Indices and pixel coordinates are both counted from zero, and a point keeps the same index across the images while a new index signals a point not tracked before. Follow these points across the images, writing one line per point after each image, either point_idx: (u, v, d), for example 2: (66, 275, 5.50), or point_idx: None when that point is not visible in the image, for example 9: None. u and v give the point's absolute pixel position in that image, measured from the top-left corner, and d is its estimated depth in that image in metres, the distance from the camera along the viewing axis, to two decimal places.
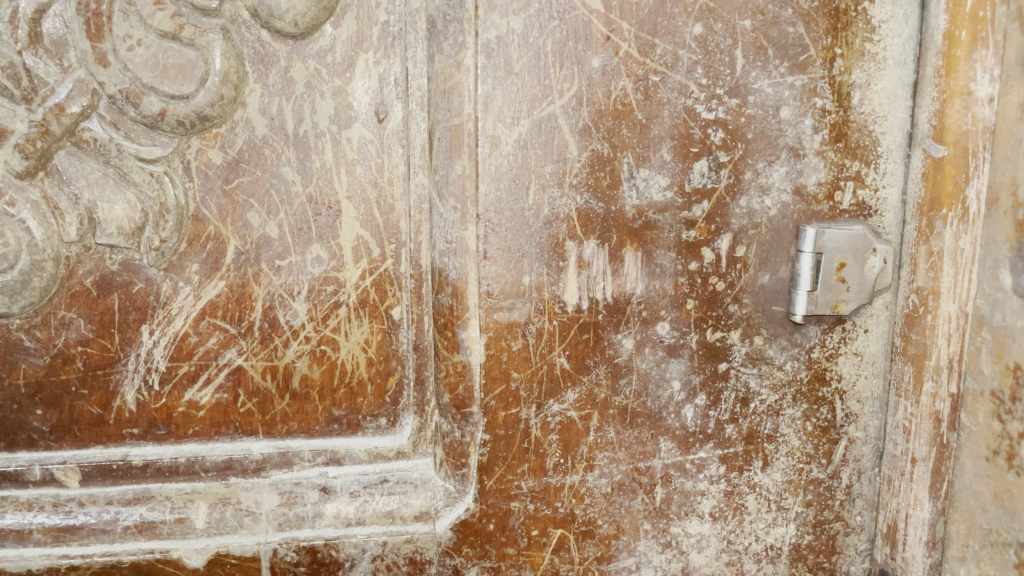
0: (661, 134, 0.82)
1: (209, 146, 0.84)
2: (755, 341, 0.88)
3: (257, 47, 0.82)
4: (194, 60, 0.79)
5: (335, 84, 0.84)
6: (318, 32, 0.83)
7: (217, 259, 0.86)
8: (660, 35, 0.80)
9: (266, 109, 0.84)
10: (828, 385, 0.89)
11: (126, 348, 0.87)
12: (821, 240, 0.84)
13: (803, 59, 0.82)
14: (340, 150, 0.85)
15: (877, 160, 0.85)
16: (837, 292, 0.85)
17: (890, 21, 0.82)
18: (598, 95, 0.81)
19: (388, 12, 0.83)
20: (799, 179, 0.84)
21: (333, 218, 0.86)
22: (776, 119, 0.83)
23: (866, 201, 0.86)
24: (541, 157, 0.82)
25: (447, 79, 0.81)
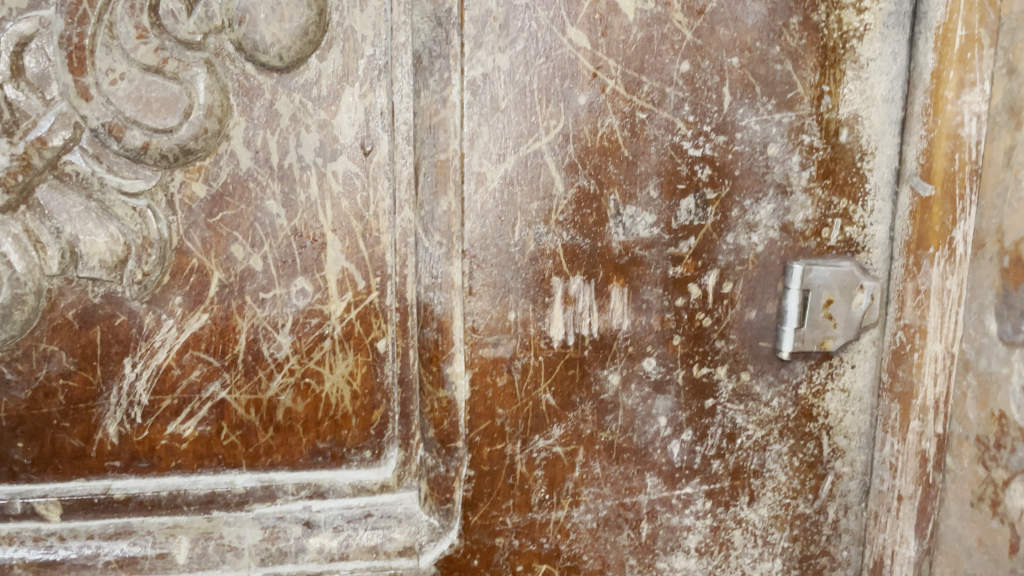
0: (648, 170, 0.82)
1: (193, 178, 0.83)
2: (741, 376, 0.87)
3: (242, 80, 0.82)
4: (178, 93, 0.79)
5: (321, 117, 0.83)
6: (304, 65, 0.82)
7: (200, 292, 0.85)
8: (647, 71, 0.80)
9: (251, 141, 0.83)
10: (815, 420, 0.89)
11: (108, 381, 0.86)
12: (808, 277, 0.83)
13: (790, 97, 0.82)
14: (326, 183, 0.85)
15: (865, 198, 0.85)
16: (824, 328, 0.85)
17: (877, 59, 0.82)
18: (585, 132, 0.81)
19: (374, 46, 0.83)
20: (786, 216, 0.84)
21: (318, 251, 0.86)
22: (763, 156, 0.83)
23: (853, 238, 0.85)
24: (527, 194, 0.81)
25: (433, 114, 0.80)
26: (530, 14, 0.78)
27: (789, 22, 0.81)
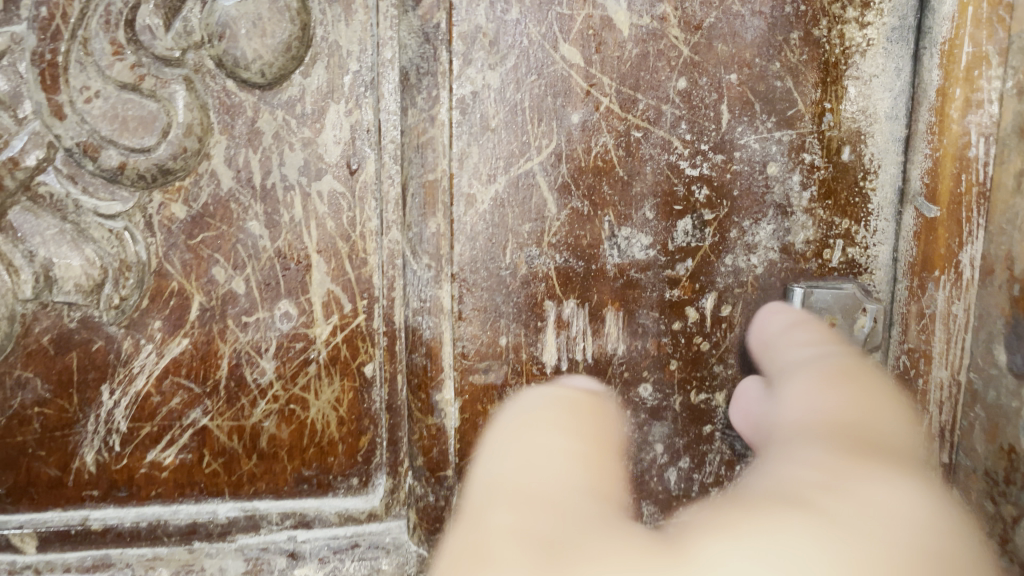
0: (643, 191, 0.79)
1: (172, 199, 0.80)
2: None
3: (222, 97, 0.79)
4: (156, 111, 0.76)
5: (305, 135, 0.81)
6: (287, 81, 0.79)
7: (180, 316, 0.82)
8: (643, 89, 0.77)
9: (232, 160, 0.80)
10: None
11: (85, 408, 0.83)
12: (809, 301, 0.81)
13: (791, 114, 0.79)
14: (310, 204, 0.82)
15: (867, 218, 0.82)
16: None
17: (880, 75, 0.79)
18: (578, 151, 0.78)
19: (360, 62, 0.80)
20: (786, 236, 0.81)
21: (302, 274, 0.83)
22: (763, 175, 0.80)
23: (855, 259, 0.82)
24: (518, 215, 0.79)
25: (421, 133, 0.77)
26: (521, 29, 0.76)
27: (789, 37, 0.78)
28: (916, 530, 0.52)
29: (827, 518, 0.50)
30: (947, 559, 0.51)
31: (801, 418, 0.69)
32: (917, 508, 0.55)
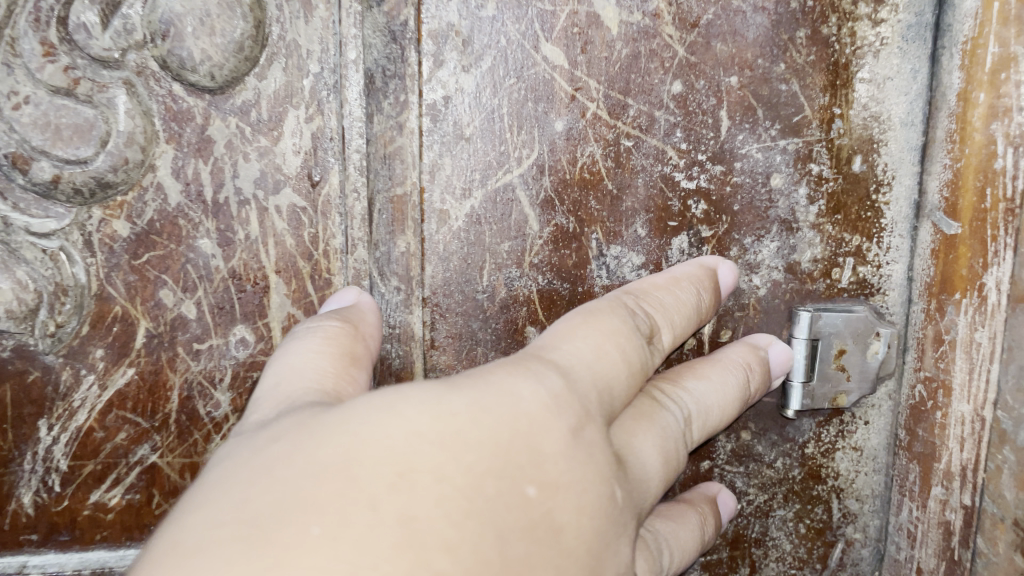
0: (635, 206, 0.72)
1: (113, 215, 0.72)
2: (741, 435, 0.77)
3: (168, 102, 0.71)
4: (92, 118, 0.69)
5: (261, 144, 0.73)
6: (241, 84, 0.72)
7: (125, 343, 0.75)
8: (634, 93, 0.70)
9: (181, 172, 0.72)
10: (824, 482, 0.79)
11: (21, 445, 0.75)
12: (816, 325, 0.74)
13: (797, 120, 0.72)
14: (268, 220, 0.74)
15: (880, 234, 0.75)
16: (836, 381, 0.75)
17: (895, 77, 0.72)
18: (562, 162, 0.70)
19: (322, 62, 0.72)
20: (791, 255, 0.74)
21: (260, 296, 0.75)
22: (766, 188, 0.72)
23: (866, 279, 0.75)
24: (496, 233, 0.71)
25: (388, 142, 0.70)
26: (498, 26, 0.68)
27: (795, 36, 0.71)
28: (488, 403, 0.49)
29: (410, 436, 0.46)
30: (507, 455, 0.48)
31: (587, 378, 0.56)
32: (548, 383, 0.52)
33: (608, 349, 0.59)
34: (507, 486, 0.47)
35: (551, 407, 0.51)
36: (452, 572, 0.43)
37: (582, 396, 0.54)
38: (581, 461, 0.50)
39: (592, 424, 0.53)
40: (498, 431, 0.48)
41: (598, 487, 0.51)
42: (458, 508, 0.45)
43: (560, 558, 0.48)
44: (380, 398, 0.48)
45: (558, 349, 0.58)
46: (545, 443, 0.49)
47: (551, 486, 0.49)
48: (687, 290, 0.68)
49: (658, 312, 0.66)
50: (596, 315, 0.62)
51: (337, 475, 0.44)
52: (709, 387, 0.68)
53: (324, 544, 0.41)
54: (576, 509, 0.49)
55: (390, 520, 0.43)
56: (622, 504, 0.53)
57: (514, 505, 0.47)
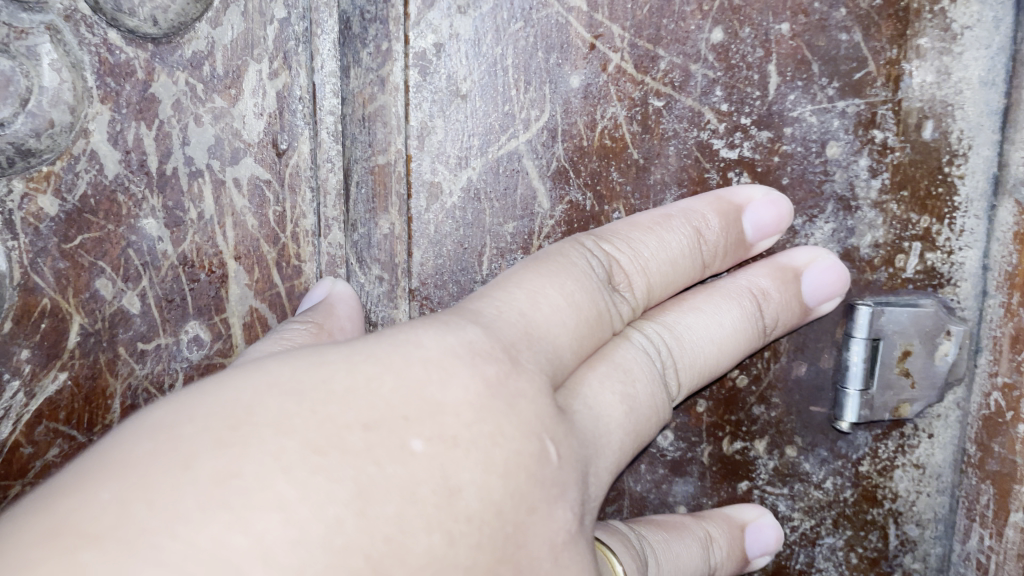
0: (665, 179, 0.60)
1: (38, 189, 0.60)
2: (786, 452, 0.66)
3: (103, 53, 0.59)
4: (9, 71, 0.56)
5: (216, 104, 0.61)
6: (192, 32, 0.60)
7: (55, 343, 0.62)
8: (665, 43, 0.58)
9: (120, 138, 0.60)
10: (879, 505, 0.66)
11: None
12: (879, 322, 0.61)
13: (859, 78, 0.59)
14: (225, 195, 0.62)
15: (953, 214, 0.60)
16: (898, 390, 0.62)
17: (977, 26, 0.57)
18: (578, 126, 0.59)
19: (291, 6, 0.60)
20: (849, 239, 0.62)
21: (216, 287, 0.64)
22: (820, 159, 0.60)
23: (936, 267, 0.61)
24: (499, 211, 0.61)
25: (367, 101, 0.62)
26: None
27: None
28: (371, 358, 0.42)
29: (260, 389, 0.40)
30: (391, 412, 0.40)
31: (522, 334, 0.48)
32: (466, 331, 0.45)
33: (542, 287, 0.51)
34: (386, 438, 0.39)
35: (456, 358, 0.43)
36: (276, 536, 0.35)
37: (512, 343, 0.46)
38: (500, 414, 0.42)
39: (520, 372, 0.45)
40: (379, 378, 0.41)
41: (521, 441, 0.42)
42: (301, 463, 0.37)
43: (456, 525, 0.39)
44: (254, 362, 0.42)
45: (494, 298, 0.50)
46: (444, 394, 0.41)
47: (446, 441, 0.40)
48: (676, 229, 0.58)
49: (627, 254, 0.57)
50: (543, 257, 0.54)
51: (166, 434, 0.38)
52: (702, 320, 0.61)
53: (129, 494, 0.35)
54: (484, 466, 0.41)
55: (201, 479, 0.36)
56: (563, 462, 0.44)
57: (397, 465, 0.39)
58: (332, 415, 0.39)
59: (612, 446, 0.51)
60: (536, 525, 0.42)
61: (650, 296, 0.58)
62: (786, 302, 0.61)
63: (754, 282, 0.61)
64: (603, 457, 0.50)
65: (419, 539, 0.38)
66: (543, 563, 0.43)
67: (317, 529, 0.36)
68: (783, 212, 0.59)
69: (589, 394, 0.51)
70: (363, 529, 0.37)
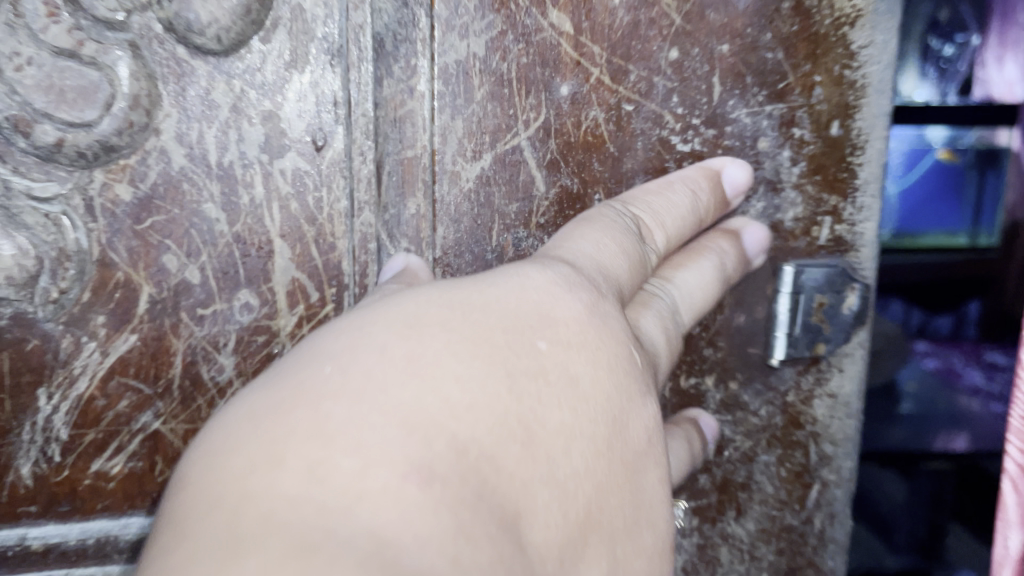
0: (635, 167, 0.76)
1: (116, 179, 0.72)
2: (730, 386, 0.83)
3: (172, 65, 0.71)
4: (97, 81, 0.68)
5: (265, 108, 0.73)
6: (245, 48, 0.72)
7: (128, 309, 0.74)
8: (634, 59, 0.73)
9: (185, 136, 0.72)
10: (803, 428, 0.84)
11: (19, 416, 0.74)
12: (799, 280, 0.80)
13: (782, 87, 0.76)
14: (272, 183, 0.75)
15: (854, 194, 0.79)
16: (816, 333, 0.81)
17: (868, 47, 0.76)
18: (568, 125, 0.74)
19: (326, 26, 0.72)
20: (775, 214, 0.80)
21: (264, 260, 0.76)
22: (753, 151, 0.77)
23: (842, 236, 0.80)
24: (505, 195, 0.75)
25: (398, 106, 0.74)
26: (488, 10, 0.71)
27: (780, 7, 0.74)
28: (498, 287, 0.56)
29: (423, 304, 0.53)
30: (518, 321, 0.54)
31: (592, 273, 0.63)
32: (554, 269, 0.60)
33: (604, 240, 0.66)
34: (517, 338, 0.53)
35: (557, 287, 0.58)
36: (459, 396, 0.47)
37: (585, 278, 0.61)
38: (592, 329, 0.57)
39: (603, 300, 0.60)
40: (506, 299, 0.55)
41: (614, 350, 0.56)
42: (465, 350, 0.50)
43: (578, 402, 0.52)
44: (410, 292, 0.56)
45: (567, 246, 0.65)
46: (557, 311, 0.56)
47: (562, 342, 0.54)
48: (679, 192, 0.74)
49: (649, 214, 0.73)
50: (593, 216, 0.69)
51: (361, 331, 0.50)
52: (693, 270, 0.78)
53: (348, 368, 0.47)
54: (591, 363, 0.54)
55: (396, 356, 0.48)
56: (638, 369, 0.58)
57: (528, 355, 0.52)
58: (479, 322, 0.53)
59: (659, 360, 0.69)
60: (631, 411, 0.55)
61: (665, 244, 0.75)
62: (742, 257, 0.79)
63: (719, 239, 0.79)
64: (655, 370, 0.67)
65: (554, 410, 0.51)
66: (637, 445, 0.55)
67: (482, 394, 0.48)
68: (748, 174, 0.77)
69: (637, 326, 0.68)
70: (513, 397, 0.50)
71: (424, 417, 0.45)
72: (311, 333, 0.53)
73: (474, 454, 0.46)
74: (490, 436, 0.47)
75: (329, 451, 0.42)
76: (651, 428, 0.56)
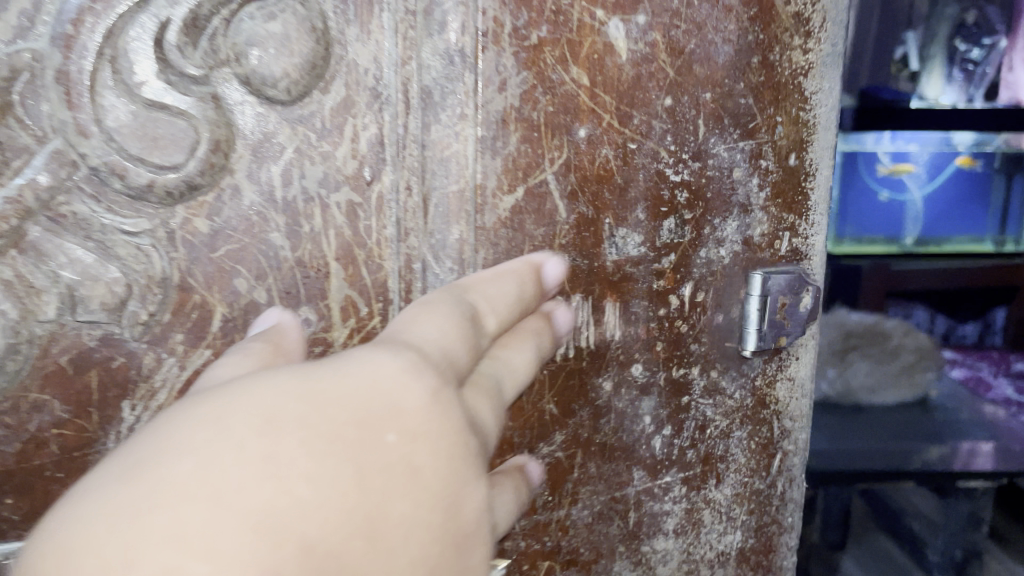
0: (637, 195, 0.90)
1: (195, 214, 0.81)
2: (711, 374, 0.98)
3: (246, 114, 0.81)
4: (186, 129, 0.78)
5: (324, 149, 0.84)
6: (307, 97, 0.82)
7: (203, 327, 0.83)
8: (637, 106, 0.88)
9: (255, 175, 0.82)
10: (768, 407, 1.02)
11: (105, 426, 0.82)
12: (766, 285, 0.96)
13: (751, 126, 0.93)
14: (329, 214, 0.85)
15: (807, 213, 0.99)
16: (780, 328, 0.98)
17: (818, 93, 0.96)
18: (585, 161, 0.87)
19: (376, 78, 0.83)
20: (747, 231, 0.96)
21: (321, 281, 0.87)
22: (730, 179, 0.93)
23: (798, 247, 0.99)
24: (534, 221, 0.87)
25: (445, 147, 0.85)
26: (522, 68, 0.83)
27: (751, 62, 0.91)
28: (355, 373, 0.61)
29: (281, 394, 0.56)
30: (368, 414, 0.59)
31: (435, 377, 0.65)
32: (411, 350, 0.66)
33: (451, 325, 0.72)
34: (366, 432, 0.58)
35: (410, 375, 0.63)
36: (311, 497, 0.53)
37: (434, 361, 0.67)
38: (436, 415, 0.63)
39: (445, 386, 0.66)
40: (360, 391, 0.60)
41: (437, 440, 0.62)
42: (317, 449, 0.55)
43: (418, 493, 0.59)
44: (266, 373, 0.58)
45: (413, 331, 0.70)
46: (407, 400, 0.61)
47: (409, 433, 0.60)
48: (510, 281, 0.81)
49: (484, 301, 0.78)
50: (433, 302, 0.74)
51: (221, 424, 0.53)
52: (512, 351, 0.80)
53: (207, 464, 0.51)
54: (432, 454, 0.61)
55: (257, 453, 0.52)
56: (473, 452, 0.66)
57: (373, 450, 0.58)
58: (327, 418, 0.57)
59: (489, 441, 0.71)
60: (466, 497, 0.63)
61: (499, 324, 0.79)
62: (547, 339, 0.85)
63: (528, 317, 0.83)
64: (488, 438, 0.71)
65: (395, 504, 0.58)
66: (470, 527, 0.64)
67: (314, 496, 0.53)
68: (564, 269, 0.87)
69: (473, 409, 0.70)
70: (361, 492, 0.56)
71: (279, 524, 0.51)
72: (166, 413, 0.55)
73: (319, 555, 0.52)
74: (335, 539, 0.53)
75: (181, 558, 0.46)
76: (481, 512, 0.65)
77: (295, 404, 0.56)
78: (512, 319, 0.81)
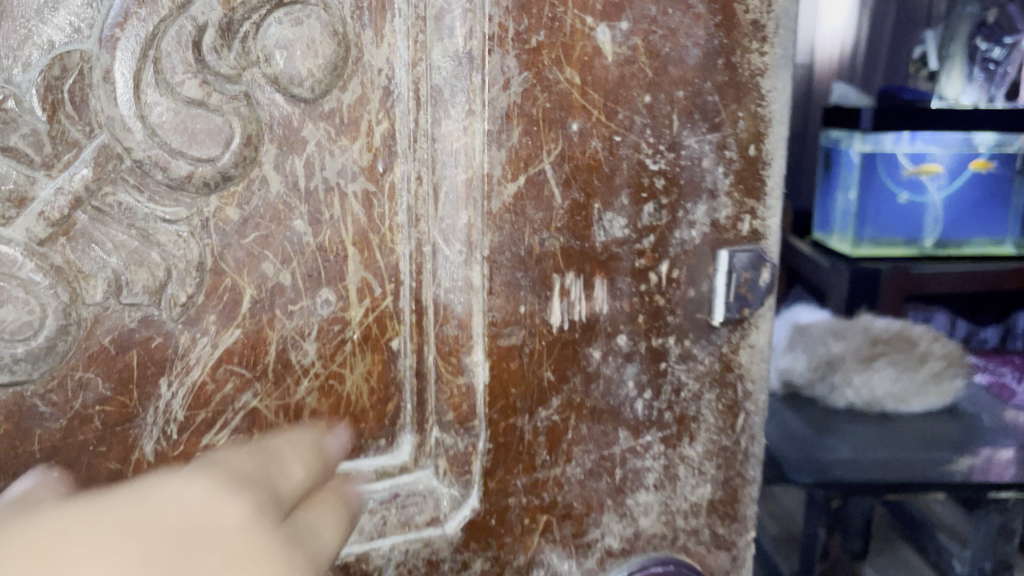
0: (622, 183, 1.01)
1: (227, 203, 0.88)
2: (685, 343, 1.09)
3: (273, 110, 0.88)
4: (221, 125, 0.84)
5: (343, 142, 0.92)
6: (327, 96, 0.90)
7: (233, 309, 0.90)
8: (621, 103, 0.98)
9: (281, 166, 0.90)
10: (733, 371, 1.13)
11: (144, 402, 0.88)
12: (731, 262, 1.08)
13: (717, 121, 1.04)
14: (346, 203, 0.93)
15: (765, 198, 1.10)
16: (743, 300, 1.10)
17: (774, 91, 1.06)
18: (577, 152, 0.98)
19: (388, 77, 0.92)
20: (714, 214, 1.07)
21: (340, 263, 0.94)
22: (700, 167, 1.04)
23: (758, 229, 1.10)
24: (533, 206, 0.97)
25: (454, 140, 0.94)
26: (523, 68, 0.92)
27: (717, 63, 1.02)
28: (173, 506, 0.64)
29: (58, 532, 0.58)
30: (177, 534, 0.61)
31: (248, 511, 0.67)
32: (249, 495, 0.70)
33: (244, 457, 0.77)
34: (192, 553, 0.60)
35: (227, 501, 0.67)
36: None
37: (256, 501, 0.70)
38: (254, 534, 0.65)
39: (262, 514, 0.69)
40: (160, 519, 0.62)
41: (263, 553, 0.64)
42: (110, 560, 0.57)
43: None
44: (76, 509, 0.61)
45: (222, 463, 0.74)
46: (223, 520, 0.64)
47: (234, 560, 0.62)
48: (304, 442, 0.87)
49: (286, 445, 0.84)
50: (262, 445, 0.81)
51: None
52: (320, 507, 0.79)
53: None
54: (263, 565, 0.63)
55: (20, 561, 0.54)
56: (297, 561, 0.67)
57: (181, 557, 0.60)
58: (136, 551, 0.58)
59: (324, 558, 0.74)
60: None
61: (292, 462, 0.82)
62: (348, 491, 0.84)
63: (309, 456, 0.85)
64: (319, 559, 0.74)
65: None
66: None
67: None
68: (348, 440, 0.94)
69: (292, 523, 0.73)
70: None
71: None
72: None
73: None
74: None
75: None
76: None
77: (103, 534, 0.59)
78: (309, 466, 0.84)
